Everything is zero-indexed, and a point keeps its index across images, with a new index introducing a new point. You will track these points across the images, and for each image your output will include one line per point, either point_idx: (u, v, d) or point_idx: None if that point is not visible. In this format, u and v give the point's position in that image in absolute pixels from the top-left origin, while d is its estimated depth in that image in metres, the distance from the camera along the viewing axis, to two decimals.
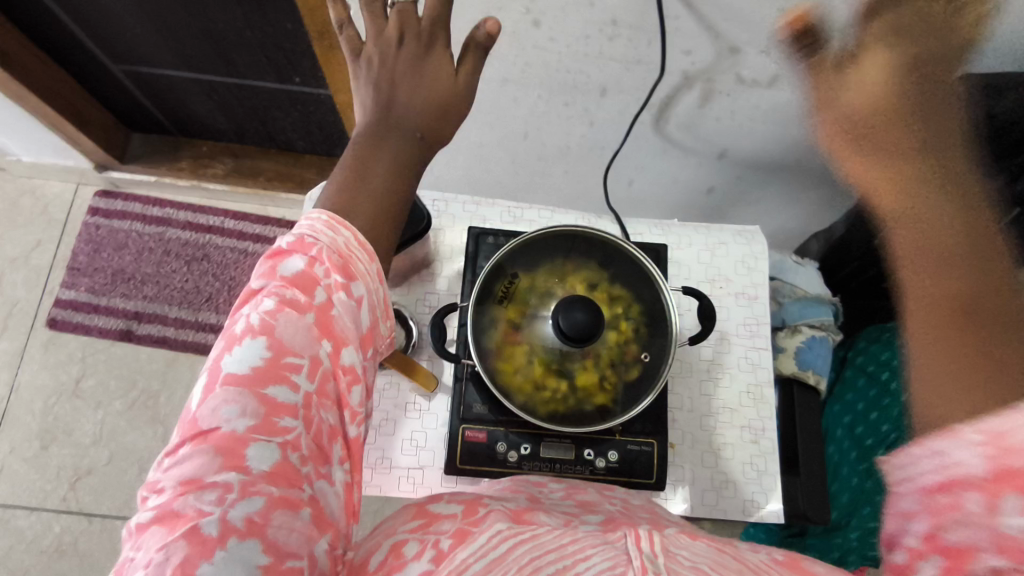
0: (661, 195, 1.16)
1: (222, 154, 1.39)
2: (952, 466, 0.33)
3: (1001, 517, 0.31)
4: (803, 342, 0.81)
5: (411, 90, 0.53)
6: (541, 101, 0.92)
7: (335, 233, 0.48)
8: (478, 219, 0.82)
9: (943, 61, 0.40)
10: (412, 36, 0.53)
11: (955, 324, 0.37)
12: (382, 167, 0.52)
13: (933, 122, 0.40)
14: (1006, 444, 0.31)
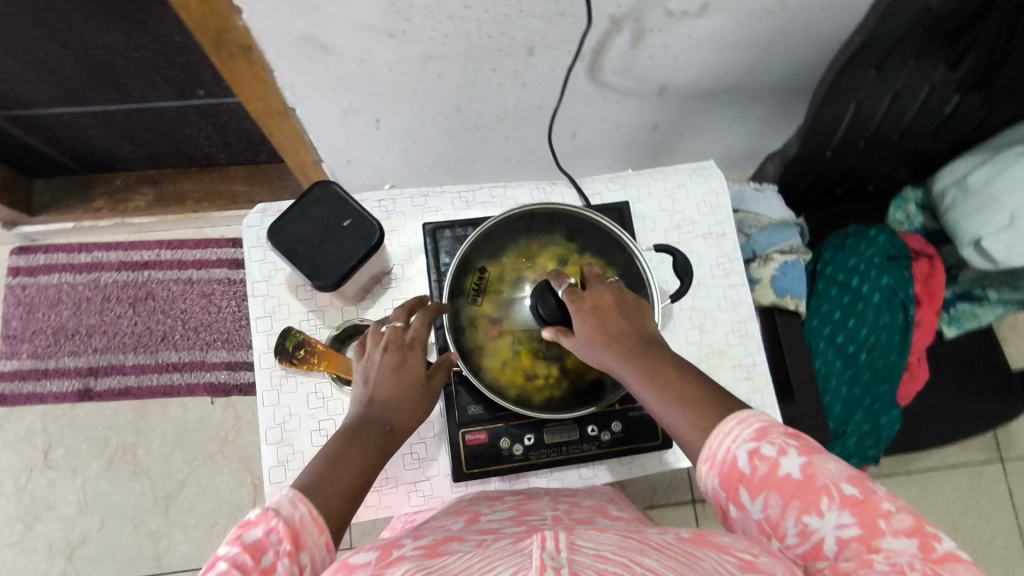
0: (608, 141, 1.13)
1: (139, 183, 1.29)
2: (713, 492, 0.50)
3: (745, 508, 0.48)
4: (777, 270, 0.81)
5: (387, 395, 0.58)
6: (468, 71, 0.87)
7: (297, 507, 0.49)
8: (430, 211, 0.77)
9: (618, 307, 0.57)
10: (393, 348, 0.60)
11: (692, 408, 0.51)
12: (352, 462, 0.54)
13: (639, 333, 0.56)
14: (717, 461, 0.49)
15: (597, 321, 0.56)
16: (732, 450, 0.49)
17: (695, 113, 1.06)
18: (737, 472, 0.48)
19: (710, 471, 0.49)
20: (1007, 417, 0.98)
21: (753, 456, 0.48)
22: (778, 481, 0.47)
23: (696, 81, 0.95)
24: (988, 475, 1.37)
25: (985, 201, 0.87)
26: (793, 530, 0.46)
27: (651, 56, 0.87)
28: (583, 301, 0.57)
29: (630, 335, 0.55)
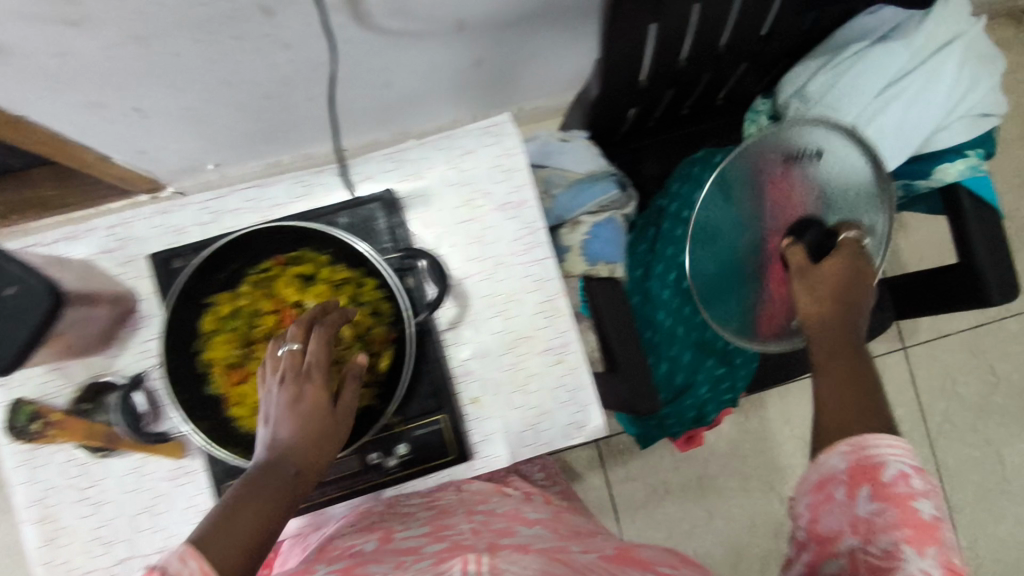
0: (432, 83, 0.99)
1: None
2: (825, 470, 0.50)
3: (856, 503, 0.47)
4: (587, 234, 0.72)
5: (293, 425, 0.48)
6: (205, 45, 0.72)
7: (185, 564, 0.37)
8: (172, 231, 0.67)
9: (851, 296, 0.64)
10: (296, 376, 0.50)
11: (851, 384, 0.56)
12: (251, 511, 0.43)
13: (840, 322, 0.63)
14: (864, 452, 0.49)
15: (822, 287, 0.64)
16: (885, 457, 0.48)
17: (517, 42, 0.92)
18: (874, 471, 0.47)
19: (846, 453, 0.49)
20: (876, 329, 0.93)
21: (898, 478, 0.47)
22: (909, 512, 0.45)
23: (494, 10, 0.80)
24: (896, 365, 1.35)
25: (825, 112, 0.75)
26: (884, 543, 0.45)
27: None
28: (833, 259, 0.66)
29: (849, 314, 0.63)
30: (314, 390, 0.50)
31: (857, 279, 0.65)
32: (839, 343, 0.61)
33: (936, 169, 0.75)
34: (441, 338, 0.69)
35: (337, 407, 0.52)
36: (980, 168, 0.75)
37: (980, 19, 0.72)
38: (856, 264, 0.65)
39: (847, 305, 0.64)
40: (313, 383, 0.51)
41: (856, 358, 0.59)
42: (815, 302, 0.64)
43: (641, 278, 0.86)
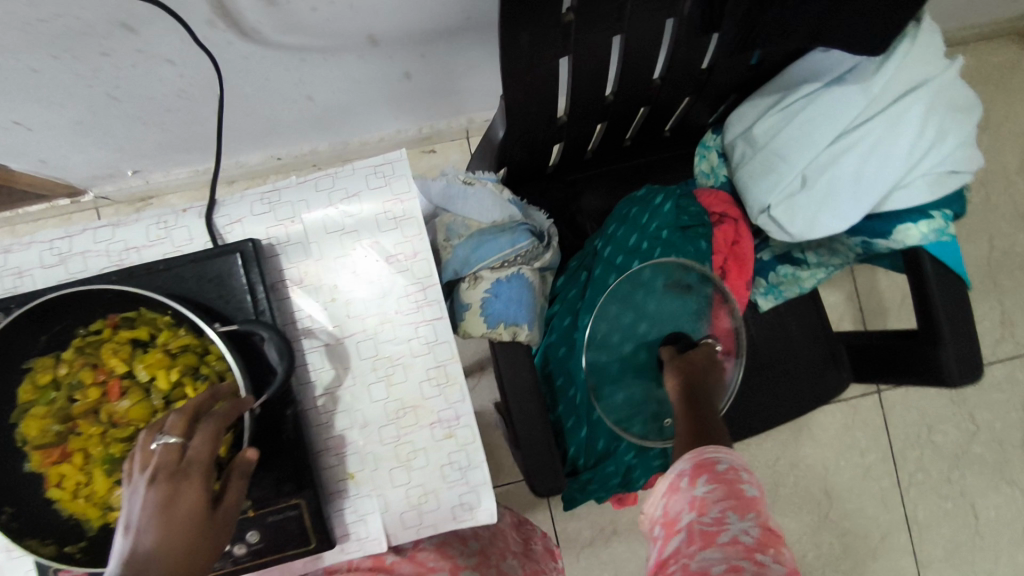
0: (358, 97, 0.89)
1: None
2: (672, 472, 0.56)
3: (696, 487, 0.54)
4: (488, 291, 0.63)
5: (160, 535, 0.41)
6: (67, 59, 0.64)
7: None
8: (14, 274, 0.59)
9: (708, 371, 0.65)
10: (169, 479, 0.43)
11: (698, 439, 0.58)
12: None
13: (701, 392, 0.63)
14: (706, 453, 0.56)
15: (687, 368, 0.65)
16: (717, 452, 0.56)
17: (447, 56, 0.82)
18: (711, 465, 0.54)
19: (689, 457, 0.56)
20: (832, 392, 0.84)
21: (729, 473, 0.54)
22: (737, 489, 0.52)
23: (408, 24, 0.71)
24: (869, 409, 1.26)
25: (769, 159, 0.67)
26: (714, 514, 0.51)
27: (311, 8, 0.63)
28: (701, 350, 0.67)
29: (710, 387, 0.64)
30: (192, 494, 0.43)
31: (713, 359, 0.67)
32: (701, 400, 0.62)
33: (896, 230, 0.65)
34: (315, 405, 0.61)
35: (219, 510, 0.45)
36: (945, 232, 0.64)
37: (955, 63, 0.63)
38: (716, 355, 0.68)
39: (713, 384, 0.65)
40: (191, 485, 0.43)
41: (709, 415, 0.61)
42: (683, 377, 0.65)
43: (569, 327, 0.76)
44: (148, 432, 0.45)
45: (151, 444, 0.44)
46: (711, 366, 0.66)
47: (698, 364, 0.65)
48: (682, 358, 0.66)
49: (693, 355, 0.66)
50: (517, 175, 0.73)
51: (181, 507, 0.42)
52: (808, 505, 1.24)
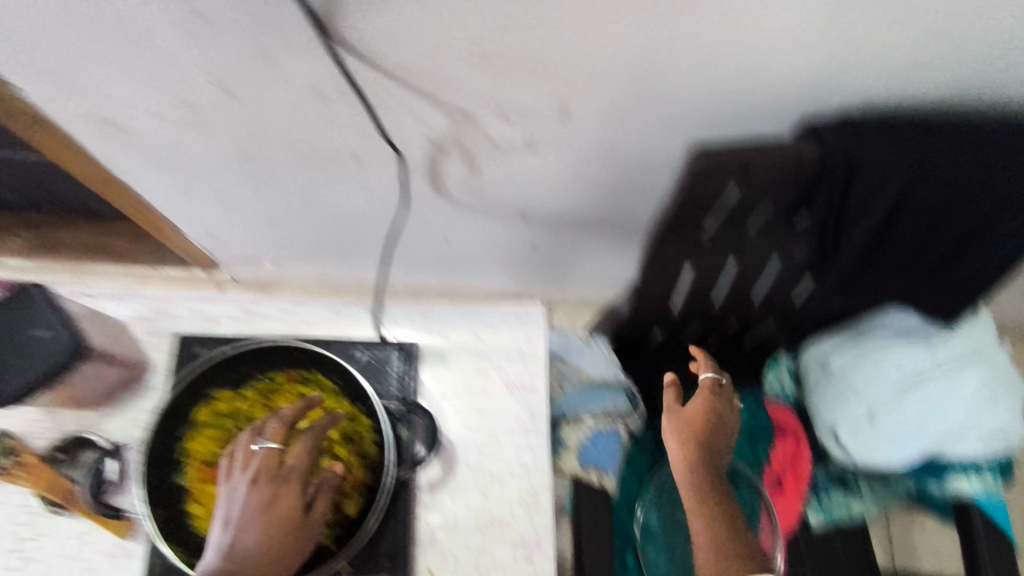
0: (489, 250, 1.05)
1: (18, 226, 1.25)
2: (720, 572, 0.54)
3: None
4: (586, 436, 0.71)
5: (257, 533, 0.48)
6: (299, 171, 0.80)
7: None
8: (206, 318, 0.71)
9: (717, 424, 0.66)
10: (267, 485, 0.50)
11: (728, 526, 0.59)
12: None
13: (709, 452, 0.64)
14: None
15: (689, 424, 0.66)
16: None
17: (574, 238, 0.98)
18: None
19: None
20: None
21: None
22: None
23: (558, 209, 0.88)
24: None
25: (841, 391, 0.78)
26: None
27: (496, 181, 0.80)
28: (705, 395, 0.68)
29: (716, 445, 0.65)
30: (289, 498, 0.50)
31: (716, 406, 0.67)
32: (713, 475, 0.62)
33: (948, 481, 0.76)
34: (417, 496, 0.66)
35: (311, 518, 0.52)
36: (997, 491, 0.74)
37: (1006, 351, 0.76)
38: (717, 396, 0.69)
39: (717, 445, 0.66)
40: (290, 489, 0.50)
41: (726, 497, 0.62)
42: (688, 438, 0.64)
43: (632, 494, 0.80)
44: (249, 437, 0.52)
45: (252, 445, 0.52)
46: (718, 419, 0.67)
47: (699, 421, 0.66)
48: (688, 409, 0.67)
49: (704, 401, 0.68)
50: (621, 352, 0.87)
51: (277, 508, 0.49)
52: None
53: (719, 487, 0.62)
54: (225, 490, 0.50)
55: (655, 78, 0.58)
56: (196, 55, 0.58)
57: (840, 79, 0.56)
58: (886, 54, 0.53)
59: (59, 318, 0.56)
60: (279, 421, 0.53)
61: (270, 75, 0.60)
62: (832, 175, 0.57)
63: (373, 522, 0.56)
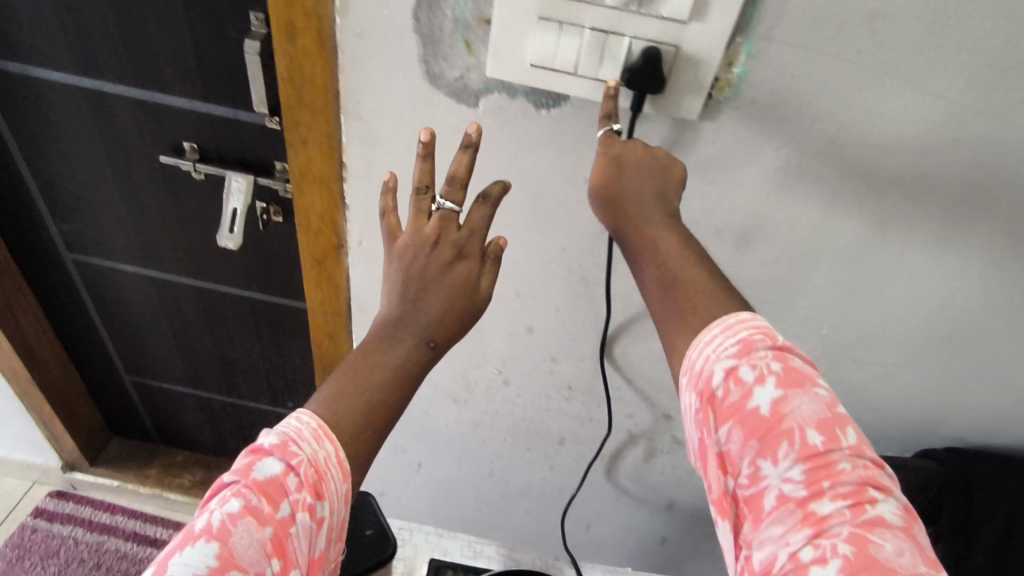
0: (620, 542, 1.17)
1: (193, 465, 1.43)
2: (686, 389, 0.49)
3: (750, 399, 0.45)
4: None
5: (422, 314, 0.52)
6: (507, 444, 1.02)
7: (321, 443, 0.45)
8: (439, 549, 0.84)
9: (649, 174, 0.55)
10: (447, 246, 0.53)
11: (675, 293, 0.51)
12: (376, 387, 0.49)
13: (641, 191, 0.55)
14: (696, 373, 0.48)
15: (609, 169, 0.55)
16: (709, 361, 0.47)
17: (703, 538, 1.12)
18: (709, 393, 0.46)
19: (688, 384, 0.48)
20: None
21: (729, 378, 0.46)
22: (747, 411, 0.45)
23: (701, 505, 1.05)
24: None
25: None
26: (752, 404, 0.45)
27: (661, 471, 1.01)
28: (611, 144, 0.55)
29: (658, 196, 0.55)
30: (465, 267, 0.54)
31: (667, 183, 0.55)
32: (633, 209, 0.55)
33: None
34: None
35: (481, 285, 0.54)
36: None
37: None
38: (629, 154, 0.55)
39: (665, 199, 0.55)
40: (467, 259, 0.54)
41: (677, 234, 0.54)
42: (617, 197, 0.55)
43: None
44: (419, 197, 0.53)
45: (424, 203, 0.54)
46: (648, 176, 0.55)
47: (611, 183, 0.55)
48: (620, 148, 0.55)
49: (632, 150, 0.55)
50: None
51: (452, 275, 0.53)
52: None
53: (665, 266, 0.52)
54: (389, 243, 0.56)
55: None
56: (503, 356, 0.87)
57: (949, 419, 0.82)
58: (975, 408, 0.80)
59: (381, 526, 0.72)
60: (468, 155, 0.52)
61: (544, 369, 0.87)
62: (954, 486, 0.78)
63: None
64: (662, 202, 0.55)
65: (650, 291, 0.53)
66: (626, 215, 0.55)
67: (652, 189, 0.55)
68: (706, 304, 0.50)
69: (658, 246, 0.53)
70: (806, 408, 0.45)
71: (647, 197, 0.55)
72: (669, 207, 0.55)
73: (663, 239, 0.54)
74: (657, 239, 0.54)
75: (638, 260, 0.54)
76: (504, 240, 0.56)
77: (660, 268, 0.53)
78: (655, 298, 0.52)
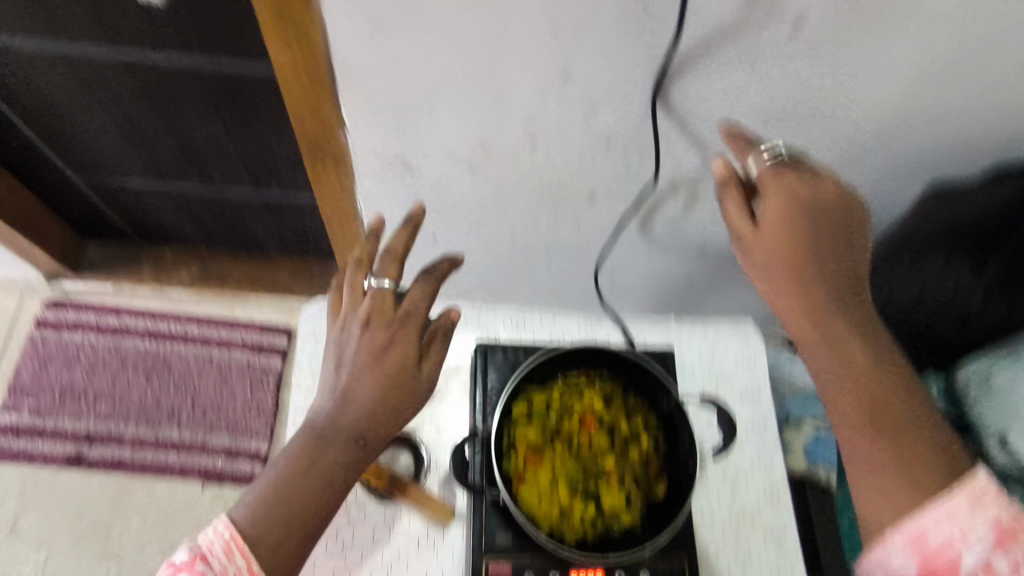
0: (644, 289, 1.11)
1: (188, 259, 1.35)
2: (919, 531, 0.52)
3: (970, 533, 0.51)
4: (809, 438, 0.84)
5: (351, 411, 0.56)
6: (530, 210, 0.90)
7: (231, 559, 0.50)
8: (481, 328, 0.81)
9: (838, 221, 0.58)
10: (380, 330, 0.59)
11: (798, 277, 0.57)
12: (313, 481, 0.54)
13: (830, 232, 0.58)
14: (923, 542, 0.52)
15: (779, 228, 0.58)
16: (948, 540, 0.51)
17: (729, 279, 1.08)
18: (930, 550, 0.51)
19: (904, 547, 0.52)
20: None
21: (980, 564, 0.51)
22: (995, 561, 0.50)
23: (737, 247, 0.98)
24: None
25: None
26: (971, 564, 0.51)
27: (701, 219, 0.92)
28: (783, 180, 0.59)
29: (827, 232, 0.58)
30: (399, 354, 0.58)
31: (834, 223, 0.58)
32: (820, 229, 0.57)
33: None
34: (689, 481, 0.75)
35: (421, 372, 0.59)
36: None
37: None
38: (806, 188, 0.58)
39: (832, 253, 0.58)
40: (402, 341, 0.59)
41: (829, 255, 0.58)
42: (783, 208, 0.57)
43: None
44: (357, 270, 0.62)
45: (361, 288, 0.62)
46: (836, 219, 0.58)
47: (787, 199, 0.58)
48: (812, 201, 0.58)
49: (796, 187, 0.58)
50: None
51: (388, 359, 0.58)
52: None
53: (868, 384, 0.56)
54: (336, 330, 0.61)
55: (904, 116, 0.73)
56: (530, 111, 0.71)
57: None
58: None
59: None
60: (407, 231, 0.63)
61: (578, 122, 0.72)
62: None
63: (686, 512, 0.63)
64: (832, 234, 0.58)
65: (758, 268, 0.59)
66: (775, 208, 0.58)
67: (835, 222, 0.58)
68: (829, 291, 0.57)
69: (793, 244, 0.57)
70: (963, 502, 0.52)
71: (826, 224, 0.58)
72: (846, 250, 0.59)
73: (812, 261, 0.57)
74: (813, 260, 0.57)
75: (758, 255, 0.58)
76: (454, 320, 0.61)
77: (789, 258, 0.57)
78: (786, 304, 0.58)
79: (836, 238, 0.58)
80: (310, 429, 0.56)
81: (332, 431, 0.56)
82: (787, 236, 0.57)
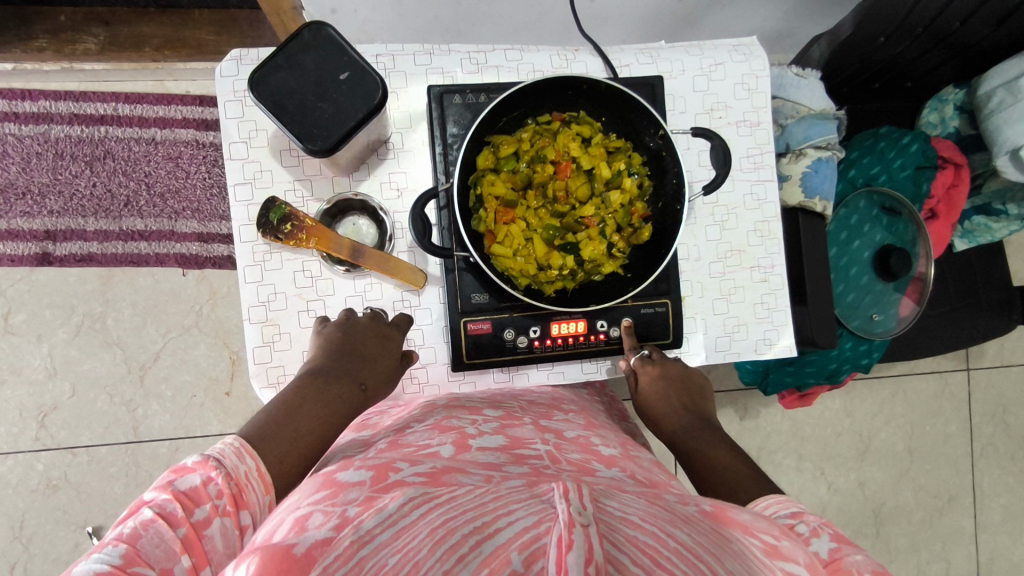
0: (629, 8, 0.91)
1: (89, 23, 1.10)
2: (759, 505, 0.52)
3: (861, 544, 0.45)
4: (809, 167, 0.78)
5: (358, 361, 0.60)
6: None
7: (242, 460, 0.49)
8: (435, 71, 0.67)
9: (665, 365, 0.67)
10: (370, 315, 0.63)
11: (661, 395, 0.67)
12: (312, 411, 0.56)
13: (690, 416, 0.67)
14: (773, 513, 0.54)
15: (657, 389, 0.67)
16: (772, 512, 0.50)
17: None
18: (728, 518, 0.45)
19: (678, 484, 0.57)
20: (1002, 330, 1.01)
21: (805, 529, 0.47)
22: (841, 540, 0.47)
23: None
24: (976, 414, 1.26)
25: None
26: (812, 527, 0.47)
27: None
28: (652, 371, 0.66)
29: (682, 407, 0.68)
30: (395, 342, 0.63)
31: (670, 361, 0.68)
32: (668, 392, 0.67)
33: None
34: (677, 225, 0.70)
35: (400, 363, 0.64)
36: None
37: None
38: (666, 388, 0.67)
39: (691, 410, 0.68)
40: (395, 335, 0.63)
41: (691, 415, 0.67)
42: (651, 385, 0.66)
43: (838, 236, 0.92)
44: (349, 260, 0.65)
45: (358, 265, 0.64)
46: (666, 365, 0.67)
47: (655, 382, 0.66)
48: (661, 380, 0.66)
49: (665, 390, 0.67)
50: (844, 48, 0.84)
51: (383, 340, 0.62)
52: (892, 462, 1.24)
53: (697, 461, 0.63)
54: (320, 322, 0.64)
55: None
56: None
57: None
58: None
59: (332, 141, 0.52)
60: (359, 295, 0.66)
61: None
62: None
63: (669, 257, 0.58)
64: (682, 412, 0.67)
65: (651, 398, 0.67)
66: (661, 413, 0.68)
67: (693, 421, 0.67)
68: (669, 409, 0.67)
69: (666, 406, 0.67)
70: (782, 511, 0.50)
71: (675, 404, 0.67)
72: (673, 380, 0.67)
73: (684, 429, 0.66)
74: (685, 419, 0.67)
75: (651, 401, 0.67)
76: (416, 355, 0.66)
77: (648, 397, 0.67)
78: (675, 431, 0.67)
79: (699, 419, 0.68)
80: (310, 374, 0.58)
81: (337, 375, 0.59)
82: (663, 378, 0.66)
